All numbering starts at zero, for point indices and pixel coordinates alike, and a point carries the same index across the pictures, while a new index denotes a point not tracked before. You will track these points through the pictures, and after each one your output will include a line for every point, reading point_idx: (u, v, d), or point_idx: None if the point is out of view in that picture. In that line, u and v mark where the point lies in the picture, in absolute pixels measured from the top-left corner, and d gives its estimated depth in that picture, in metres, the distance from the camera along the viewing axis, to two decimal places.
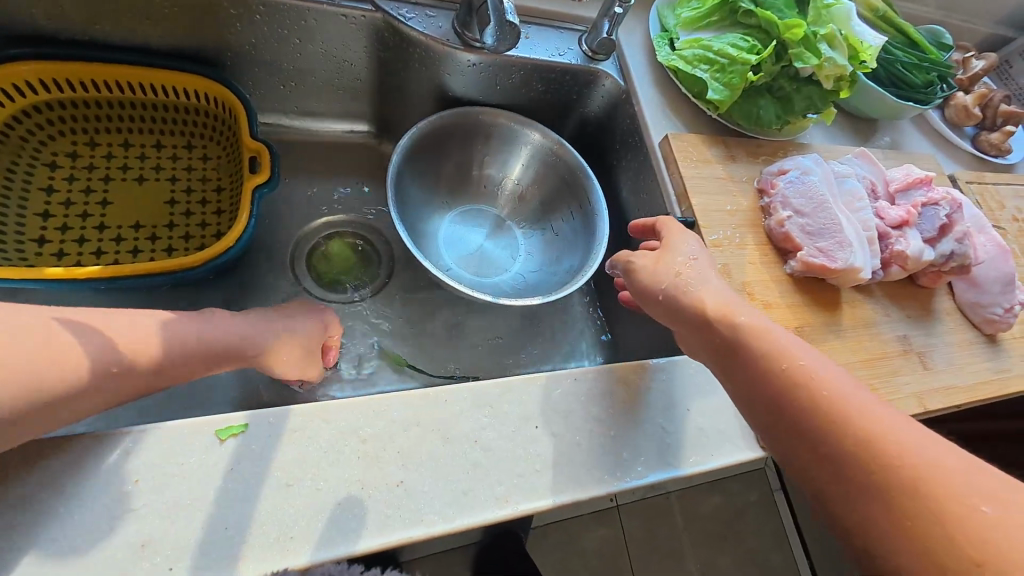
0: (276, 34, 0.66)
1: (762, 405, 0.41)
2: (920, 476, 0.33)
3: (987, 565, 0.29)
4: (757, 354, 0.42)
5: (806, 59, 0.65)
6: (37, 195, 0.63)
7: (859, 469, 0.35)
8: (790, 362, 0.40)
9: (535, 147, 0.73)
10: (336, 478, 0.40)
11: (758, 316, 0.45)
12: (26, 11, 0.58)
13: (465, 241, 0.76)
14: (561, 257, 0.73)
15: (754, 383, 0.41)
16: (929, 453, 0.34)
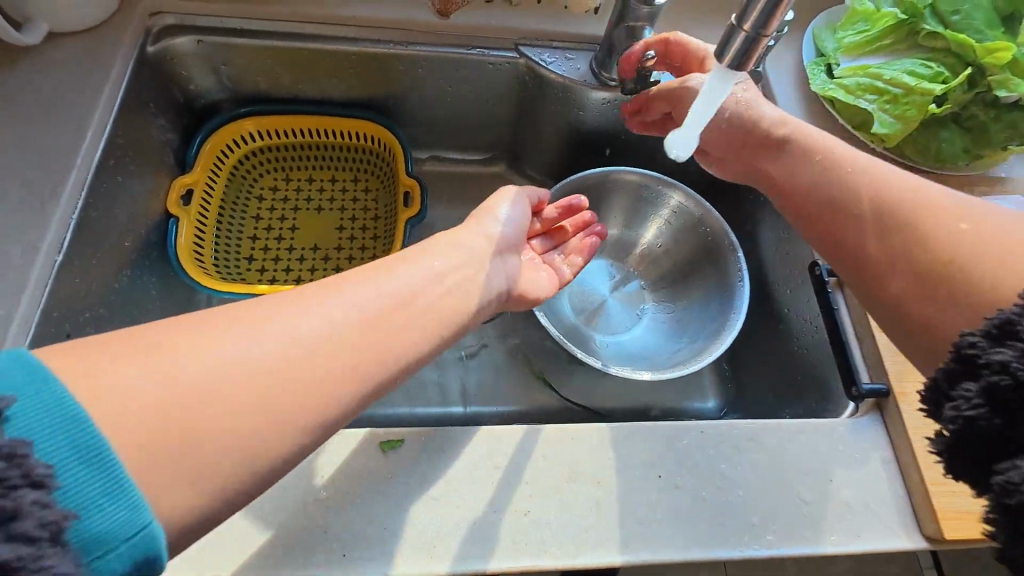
0: (434, 83, 0.75)
1: (828, 218, 0.45)
2: (984, 217, 0.38)
3: (1001, 298, 0.35)
4: (833, 186, 0.45)
5: (1013, 86, 0.56)
6: (250, 222, 0.78)
7: (955, 249, 0.38)
8: (870, 187, 0.43)
9: (679, 212, 0.75)
10: (472, 497, 0.45)
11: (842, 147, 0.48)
12: (256, 79, 0.74)
13: (593, 295, 0.78)
14: (691, 330, 0.73)
15: (845, 191, 0.44)
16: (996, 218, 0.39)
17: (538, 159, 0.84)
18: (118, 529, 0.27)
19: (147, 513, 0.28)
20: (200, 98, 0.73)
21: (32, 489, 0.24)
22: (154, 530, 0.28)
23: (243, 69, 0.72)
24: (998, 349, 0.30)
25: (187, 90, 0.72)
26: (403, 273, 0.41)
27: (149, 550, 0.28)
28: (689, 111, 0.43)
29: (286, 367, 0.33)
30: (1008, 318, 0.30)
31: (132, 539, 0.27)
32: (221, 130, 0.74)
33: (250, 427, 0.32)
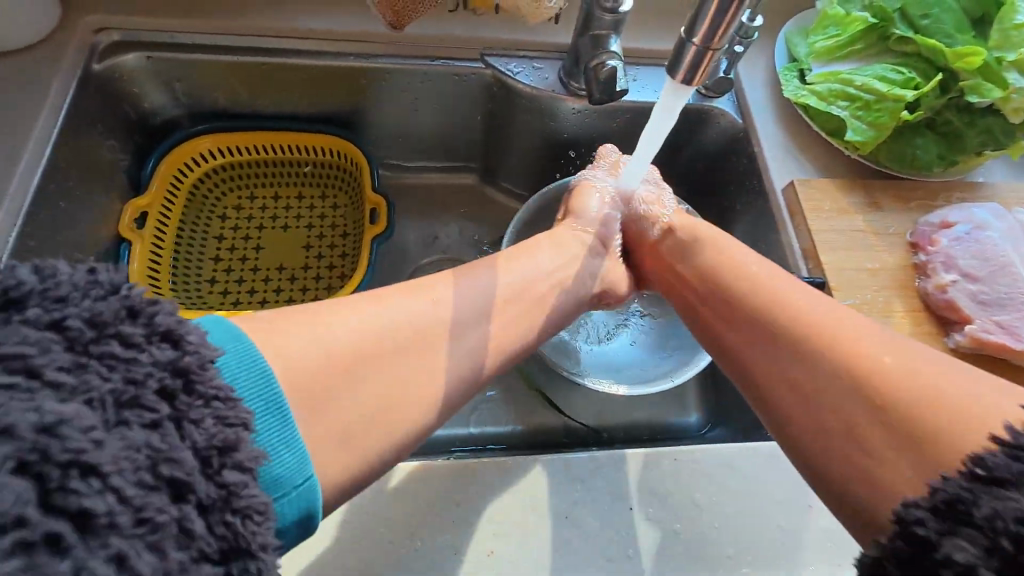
0: (399, 95, 0.73)
1: (723, 335, 0.47)
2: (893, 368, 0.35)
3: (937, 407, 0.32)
4: (736, 295, 0.47)
5: (985, 91, 0.54)
6: (212, 243, 0.75)
7: (861, 373, 0.36)
8: (766, 300, 0.45)
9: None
10: (431, 538, 0.43)
11: (751, 262, 0.49)
12: (213, 94, 0.71)
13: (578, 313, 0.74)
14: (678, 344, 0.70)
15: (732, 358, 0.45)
16: (868, 340, 0.38)
17: (511, 170, 0.82)
18: (290, 476, 0.30)
19: (310, 465, 0.31)
20: (155, 115, 0.70)
21: (191, 500, 0.25)
22: (314, 485, 0.31)
23: (199, 84, 0.69)
24: (956, 543, 0.26)
25: (139, 107, 0.69)
26: (460, 299, 0.43)
27: (309, 504, 0.31)
28: (653, 114, 0.47)
29: (378, 371, 0.36)
30: (958, 496, 0.27)
31: (302, 487, 0.30)
32: (178, 149, 0.71)
33: (360, 433, 0.35)
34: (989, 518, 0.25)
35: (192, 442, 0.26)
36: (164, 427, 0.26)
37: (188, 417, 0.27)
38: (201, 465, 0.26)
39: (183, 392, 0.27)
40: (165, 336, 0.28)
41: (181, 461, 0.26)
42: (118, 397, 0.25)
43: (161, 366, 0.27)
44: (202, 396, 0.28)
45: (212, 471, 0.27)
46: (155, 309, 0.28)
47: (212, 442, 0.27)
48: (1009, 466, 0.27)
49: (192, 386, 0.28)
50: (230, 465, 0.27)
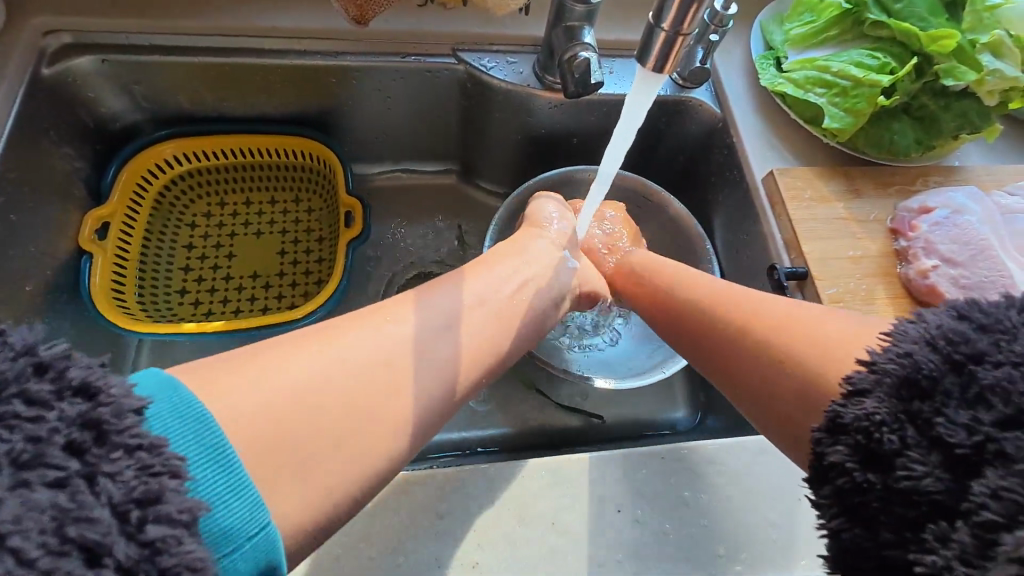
0: (371, 94, 0.71)
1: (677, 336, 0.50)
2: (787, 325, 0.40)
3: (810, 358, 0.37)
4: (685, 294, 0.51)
5: (960, 74, 0.54)
6: (181, 252, 0.72)
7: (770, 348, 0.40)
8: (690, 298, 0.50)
9: (646, 206, 0.70)
10: (413, 552, 0.41)
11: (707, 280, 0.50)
12: (175, 97, 0.68)
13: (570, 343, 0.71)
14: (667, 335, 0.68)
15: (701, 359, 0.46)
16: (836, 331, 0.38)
17: (490, 168, 0.80)
18: (241, 526, 0.28)
19: (266, 512, 0.29)
20: (114, 121, 0.67)
21: (109, 563, 0.23)
22: (272, 533, 0.29)
23: (159, 88, 0.66)
24: (834, 446, 0.30)
25: (97, 113, 0.65)
26: (421, 315, 0.41)
27: (265, 557, 0.29)
28: (629, 99, 0.45)
29: (332, 408, 0.33)
30: (835, 410, 0.31)
31: (255, 538, 0.28)
32: (140, 155, 0.68)
33: (317, 471, 0.32)
34: (853, 421, 0.30)
35: (108, 498, 0.24)
36: (74, 484, 0.24)
37: (102, 470, 0.25)
38: (119, 522, 0.24)
39: (95, 444, 0.25)
40: (79, 388, 0.26)
41: (95, 521, 0.24)
42: (22, 458, 0.24)
43: (70, 420, 0.25)
44: (120, 447, 0.26)
45: (132, 529, 0.24)
46: (65, 362, 0.27)
47: (131, 494, 0.25)
48: (866, 376, 0.31)
49: (105, 439, 0.26)
50: (153, 520, 0.25)
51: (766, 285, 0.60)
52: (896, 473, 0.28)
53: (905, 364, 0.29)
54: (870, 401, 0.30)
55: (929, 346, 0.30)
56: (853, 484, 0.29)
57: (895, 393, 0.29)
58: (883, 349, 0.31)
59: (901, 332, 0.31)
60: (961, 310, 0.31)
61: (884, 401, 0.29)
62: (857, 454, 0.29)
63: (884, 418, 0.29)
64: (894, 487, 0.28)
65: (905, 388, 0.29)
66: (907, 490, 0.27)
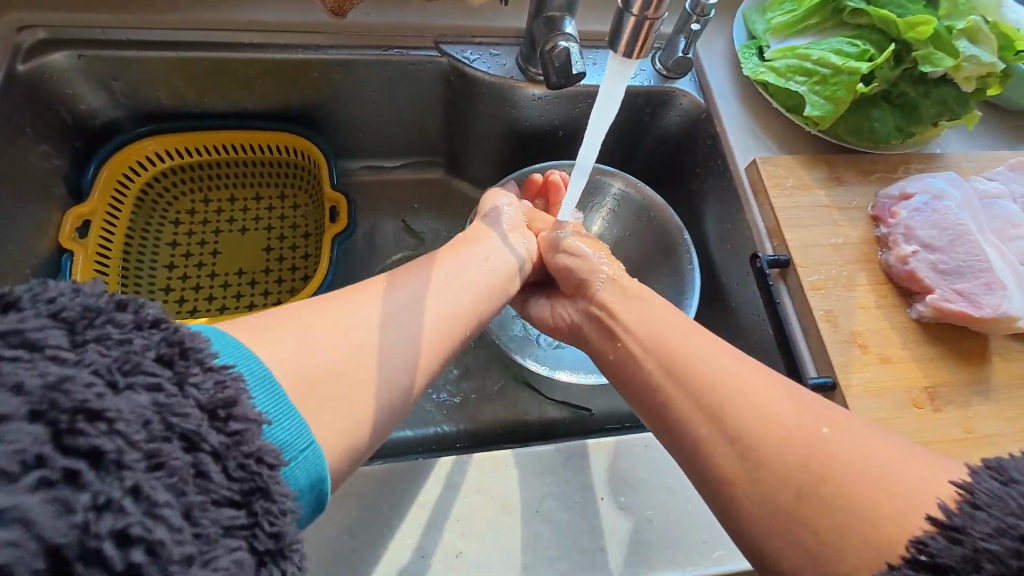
0: (353, 88, 0.70)
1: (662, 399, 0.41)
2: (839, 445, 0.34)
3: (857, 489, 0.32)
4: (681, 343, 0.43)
5: (937, 60, 0.54)
6: (165, 249, 0.71)
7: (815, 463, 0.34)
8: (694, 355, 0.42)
9: (623, 198, 0.70)
10: (397, 543, 0.41)
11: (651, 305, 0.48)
12: (155, 92, 0.67)
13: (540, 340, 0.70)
14: None
15: (661, 406, 0.41)
16: (786, 394, 0.38)
17: (476, 161, 0.80)
18: (295, 441, 0.31)
19: (310, 431, 0.33)
20: (94, 118, 0.66)
21: (205, 449, 0.26)
22: (318, 449, 0.32)
23: (139, 84, 0.66)
24: None
25: (76, 111, 0.65)
26: (392, 294, 0.42)
27: (318, 469, 0.32)
28: (602, 86, 0.45)
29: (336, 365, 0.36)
30: None
31: (307, 451, 0.32)
32: (121, 152, 0.68)
33: (322, 428, 0.34)
34: None
35: (196, 400, 0.27)
36: (167, 387, 0.27)
37: (190, 379, 0.28)
38: (208, 418, 0.27)
39: (180, 358, 0.28)
40: (155, 320, 0.28)
41: (188, 415, 0.26)
42: (121, 365, 0.26)
43: (155, 341, 0.28)
44: (199, 362, 0.28)
45: (220, 423, 0.27)
46: (139, 302, 0.29)
47: (216, 398, 0.28)
48: (950, 551, 0.28)
49: (188, 354, 0.28)
50: (236, 416, 0.28)
51: (750, 273, 0.60)
52: None
53: (1020, 554, 0.26)
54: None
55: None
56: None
57: None
58: (963, 511, 0.29)
59: (992, 497, 0.29)
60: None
61: None
62: None
63: None
64: None
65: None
66: None
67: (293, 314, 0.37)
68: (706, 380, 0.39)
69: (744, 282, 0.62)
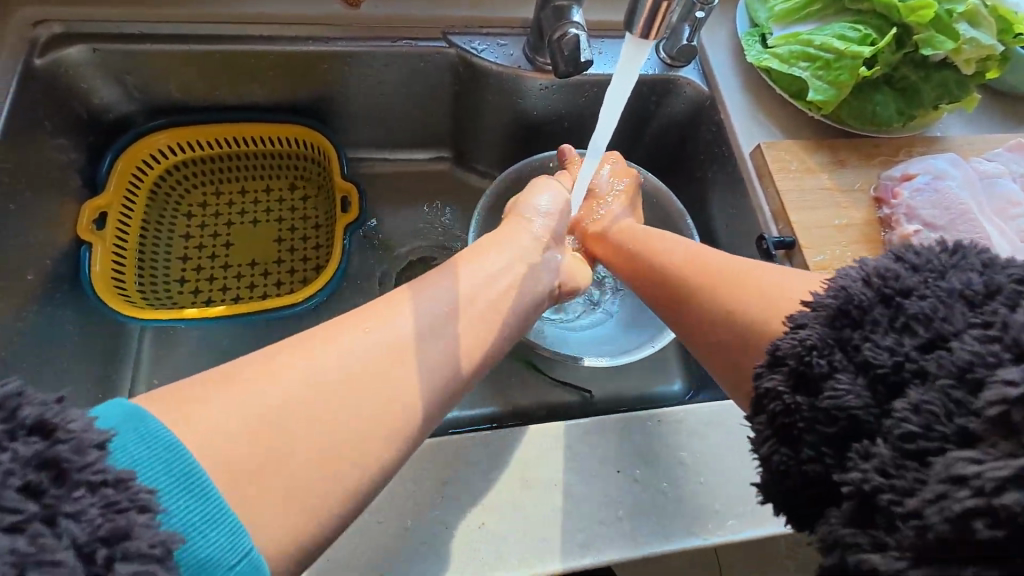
0: (362, 80, 0.71)
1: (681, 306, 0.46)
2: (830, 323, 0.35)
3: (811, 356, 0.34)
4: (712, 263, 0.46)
5: (938, 43, 0.55)
6: (178, 241, 0.72)
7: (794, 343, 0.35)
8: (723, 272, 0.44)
9: None
10: (420, 516, 0.42)
11: (708, 261, 0.46)
12: (167, 87, 0.68)
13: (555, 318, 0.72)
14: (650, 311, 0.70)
15: (684, 313, 0.45)
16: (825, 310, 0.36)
17: (482, 152, 0.81)
18: (219, 556, 0.27)
19: (246, 538, 0.29)
20: (107, 112, 0.67)
21: None
22: (254, 559, 0.28)
23: (151, 78, 0.67)
24: (771, 376, 0.32)
25: (90, 105, 0.66)
26: (395, 326, 0.38)
27: None
28: (620, 60, 0.45)
29: (315, 422, 0.32)
30: (776, 345, 0.33)
31: (237, 566, 0.28)
32: (135, 146, 0.69)
33: (306, 486, 0.31)
34: (788, 350, 0.32)
35: (73, 537, 0.24)
36: (36, 528, 0.23)
37: (65, 511, 0.24)
38: (85, 564, 0.24)
39: (55, 484, 0.25)
40: (38, 425, 0.25)
41: (59, 563, 0.23)
42: None
43: (28, 462, 0.24)
44: (81, 484, 0.25)
45: (100, 567, 0.24)
46: (20, 405, 0.26)
47: (97, 533, 0.24)
48: (807, 313, 0.32)
49: (67, 477, 0.25)
50: (122, 554, 0.24)
51: (756, 255, 0.62)
52: (824, 395, 0.29)
53: (840, 299, 0.31)
54: (806, 331, 0.32)
55: (867, 283, 0.31)
56: (780, 404, 0.31)
57: (828, 323, 0.31)
58: (823, 291, 0.33)
59: (840, 274, 0.33)
60: (896, 252, 0.33)
61: (817, 330, 0.31)
62: (791, 381, 0.31)
63: (816, 345, 0.31)
64: (821, 409, 0.29)
65: (838, 318, 0.31)
66: (830, 410, 0.29)
67: (288, 353, 0.34)
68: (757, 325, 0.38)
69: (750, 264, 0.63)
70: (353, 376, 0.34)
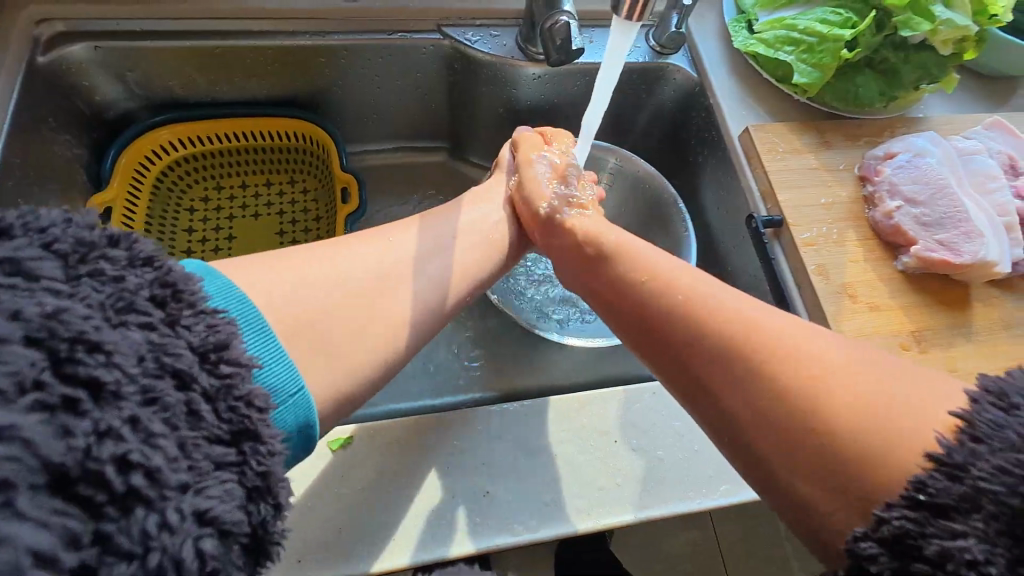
0: (359, 73, 0.73)
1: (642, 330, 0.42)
2: (840, 379, 0.33)
3: (821, 430, 0.32)
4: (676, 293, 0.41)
5: (916, 25, 0.57)
6: (182, 236, 0.74)
7: (812, 411, 0.33)
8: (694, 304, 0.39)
9: (620, 172, 0.74)
10: (429, 486, 0.44)
11: (777, 321, 0.37)
12: (167, 83, 0.70)
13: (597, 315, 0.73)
14: None
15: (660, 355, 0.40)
16: (842, 373, 0.34)
17: (478, 142, 0.83)
18: (281, 387, 0.34)
19: (301, 380, 0.36)
20: (109, 109, 0.69)
21: (195, 388, 0.30)
22: (306, 396, 0.36)
23: (152, 75, 0.68)
24: (903, 575, 0.29)
25: (92, 102, 0.67)
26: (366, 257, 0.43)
27: (306, 415, 0.36)
28: (613, 41, 0.47)
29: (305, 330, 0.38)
30: (904, 529, 0.29)
31: (295, 396, 0.35)
32: (138, 140, 0.70)
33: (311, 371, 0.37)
34: (937, 555, 0.28)
35: (188, 342, 0.31)
36: (159, 329, 0.30)
37: (180, 322, 0.31)
38: (199, 361, 0.31)
39: (173, 301, 0.32)
40: (150, 259, 0.32)
41: (180, 356, 0.30)
42: (115, 303, 0.30)
43: (150, 282, 0.32)
44: (191, 306, 0.32)
45: (210, 365, 0.31)
46: (138, 242, 0.33)
47: (206, 342, 0.31)
48: (949, 490, 0.29)
49: (181, 297, 0.32)
50: (225, 360, 0.32)
51: (746, 235, 0.64)
52: None
53: (1017, 495, 0.27)
54: (960, 528, 0.28)
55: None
56: (879, 569, 0.29)
57: (999, 533, 0.27)
58: (958, 441, 0.30)
59: (992, 429, 0.29)
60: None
61: (986, 545, 0.27)
62: None
63: (981, 560, 0.27)
64: None
65: (1004, 521, 0.27)
66: None
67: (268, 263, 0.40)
68: (846, 421, 0.32)
69: (741, 243, 0.65)
70: (335, 292, 0.40)
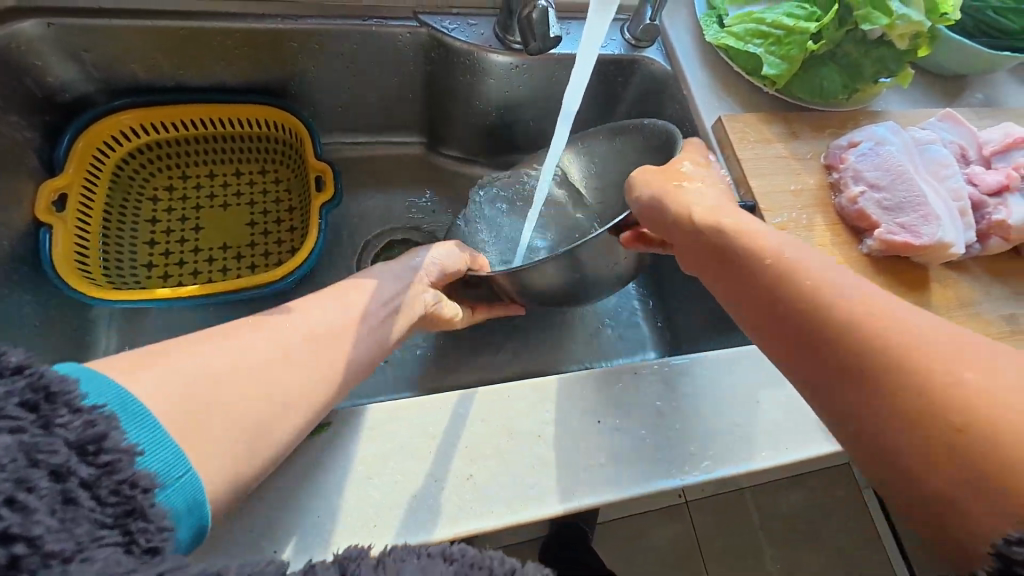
0: (333, 60, 0.71)
1: (748, 299, 0.40)
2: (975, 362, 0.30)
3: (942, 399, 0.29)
4: (787, 262, 0.38)
5: (874, 19, 0.60)
6: (144, 226, 0.71)
7: (938, 390, 0.30)
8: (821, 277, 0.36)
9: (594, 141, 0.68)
10: (409, 473, 0.43)
11: (908, 319, 0.33)
12: (129, 66, 0.66)
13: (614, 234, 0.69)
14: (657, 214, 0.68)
15: (763, 328, 0.39)
16: (985, 364, 0.30)
17: (455, 133, 0.82)
18: (170, 470, 0.31)
19: (186, 466, 0.31)
20: (63, 91, 0.65)
21: (73, 480, 0.26)
22: (200, 490, 0.32)
23: (111, 57, 0.65)
24: None
25: (45, 83, 0.63)
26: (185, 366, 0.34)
27: (195, 496, 0.32)
28: (590, 23, 0.48)
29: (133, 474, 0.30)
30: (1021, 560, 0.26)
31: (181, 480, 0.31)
32: (96, 125, 0.67)
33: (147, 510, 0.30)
34: None
35: (64, 438, 0.27)
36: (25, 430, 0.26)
37: (56, 420, 0.27)
38: (78, 455, 0.27)
39: (44, 402, 0.28)
40: (18, 366, 0.27)
41: (54, 452, 0.26)
42: None
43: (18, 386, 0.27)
44: (66, 405, 0.28)
45: (90, 456, 0.27)
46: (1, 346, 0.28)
47: (85, 435, 0.28)
48: None
49: (55, 398, 0.28)
50: (107, 448, 0.28)
51: None
52: None
53: None
54: None
55: None
56: None
57: None
58: None
59: None
60: None
61: None
62: None
63: None
64: None
65: None
66: None
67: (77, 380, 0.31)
68: (963, 400, 0.29)
69: None
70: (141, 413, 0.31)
